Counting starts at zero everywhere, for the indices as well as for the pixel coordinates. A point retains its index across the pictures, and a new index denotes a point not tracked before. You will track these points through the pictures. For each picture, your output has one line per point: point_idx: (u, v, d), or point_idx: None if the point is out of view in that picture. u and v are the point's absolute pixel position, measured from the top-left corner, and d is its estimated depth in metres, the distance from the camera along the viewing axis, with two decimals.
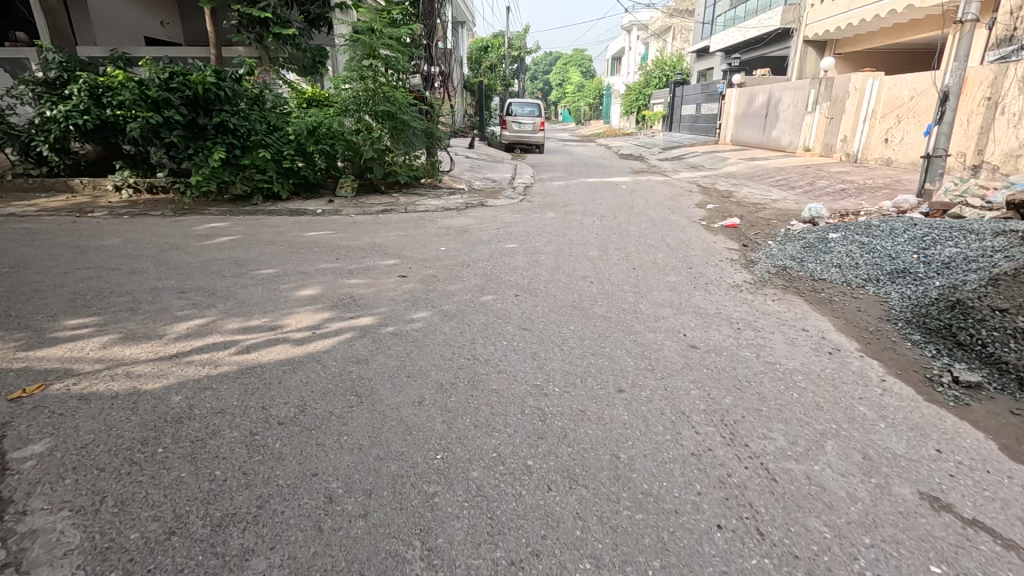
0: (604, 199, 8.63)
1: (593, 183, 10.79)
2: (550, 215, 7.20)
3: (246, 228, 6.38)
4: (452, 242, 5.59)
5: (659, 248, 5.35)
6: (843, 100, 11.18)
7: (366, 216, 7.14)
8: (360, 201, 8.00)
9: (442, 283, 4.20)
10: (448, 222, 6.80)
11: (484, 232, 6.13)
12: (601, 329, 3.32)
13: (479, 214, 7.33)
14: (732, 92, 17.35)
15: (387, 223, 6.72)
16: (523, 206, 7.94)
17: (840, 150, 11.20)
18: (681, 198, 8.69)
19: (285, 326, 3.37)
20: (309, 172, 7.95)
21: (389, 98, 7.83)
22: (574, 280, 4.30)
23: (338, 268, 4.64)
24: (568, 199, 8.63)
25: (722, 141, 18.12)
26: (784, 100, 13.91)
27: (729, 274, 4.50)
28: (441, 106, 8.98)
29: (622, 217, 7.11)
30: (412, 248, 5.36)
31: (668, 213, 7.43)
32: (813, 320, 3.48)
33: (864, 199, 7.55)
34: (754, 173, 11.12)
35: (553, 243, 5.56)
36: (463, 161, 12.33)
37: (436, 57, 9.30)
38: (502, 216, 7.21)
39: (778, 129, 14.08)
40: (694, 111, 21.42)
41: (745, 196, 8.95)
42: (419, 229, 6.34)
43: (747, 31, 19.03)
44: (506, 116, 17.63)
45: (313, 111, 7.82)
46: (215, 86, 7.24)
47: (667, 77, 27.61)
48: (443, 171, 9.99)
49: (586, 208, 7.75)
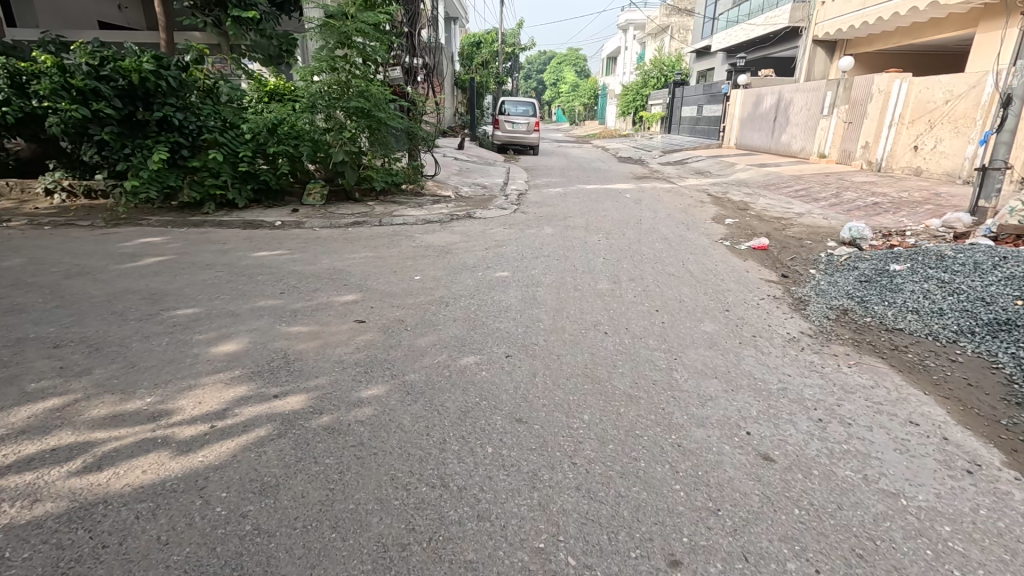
0: (608, 210, 7.68)
1: (593, 190, 9.81)
2: (549, 230, 6.25)
3: (185, 245, 5.33)
4: (430, 268, 4.59)
5: (683, 278, 4.40)
6: (864, 103, 10.30)
7: (334, 230, 6.12)
8: (329, 210, 6.97)
9: (411, 334, 3.20)
10: (429, 238, 5.80)
11: (470, 252, 5.15)
12: (628, 422, 2.33)
13: (467, 228, 6.33)
14: (737, 93, 16.46)
15: (358, 239, 5.71)
16: (517, 219, 6.96)
17: (860, 157, 10.32)
18: (694, 210, 7.74)
19: (174, 413, 2.34)
20: (270, 176, 6.90)
21: (364, 93, 6.81)
22: (584, 328, 3.33)
23: (280, 307, 3.62)
24: (568, 210, 7.66)
25: (726, 144, 17.23)
26: (796, 103, 13.02)
27: (779, 320, 3.54)
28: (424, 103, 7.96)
29: (631, 233, 6.16)
30: (380, 276, 4.36)
31: (683, 228, 6.49)
32: (918, 405, 2.52)
33: (904, 216, 6.63)
34: (768, 181, 10.21)
35: (554, 270, 4.60)
36: (451, 164, 11.30)
37: (420, 47, 8.28)
38: (494, 230, 6.24)
39: (789, 133, 13.20)
40: (696, 112, 20.53)
41: (765, 209, 8.02)
42: (393, 248, 5.33)
43: (752, 29, 18.15)
44: (499, 115, 16.59)
45: (275, 106, 6.76)
46: (156, 75, 6.15)
47: (666, 77, 26.77)
48: (428, 176, 8.96)
49: (589, 221, 6.80)
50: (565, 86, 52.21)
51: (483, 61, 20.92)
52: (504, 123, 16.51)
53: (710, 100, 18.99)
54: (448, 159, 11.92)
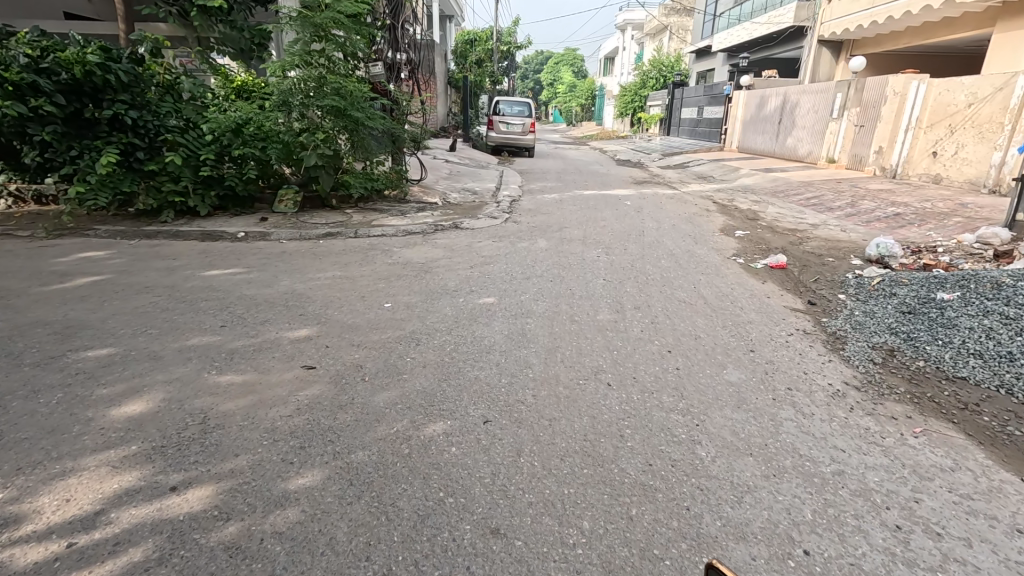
0: (608, 219, 7.09)
1: (592, 195, 9.22)
2: (543, 243, 5.65)
3: (130, 261, 4.70)
4: (405, 293, 3.97)
5: (696, 307, 3.81)
6: (877, 105, 9.75)
7: (303, 243, 5.50)
8: (302, 219, 6.34)
9: (368, 388, 2.58)
10: (408, 253, 5.20)
11: (452, 271, 4.54)
12: (642, 533, 1.73)
13: (451, 241, 5.72)
14: (740, 95, 15.91)
15: (329, 254, 5.10)
16: (508, 229, 6.37)
17: (873, 163, 9.79)
18: (700, 221, 7.15)
19: (24, 521, 1.72)
20: (236, 181, 6.26)
21: (341, 92, 6.21)
22: (581, 378, 2.72)
23: (216, 347, 3.00)
24: (564, 219, 7.07)
25: (727, 147, 16.68)
26: (803, 105, 12.48)
27: (816, 366, 2.95)
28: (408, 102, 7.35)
29: (634, 247, 5.58)
30: (344, 303, 3.74)
31: (691, 241, 5.92)
32: (1019, 500, 1.92)
33: (932, 229, 6.07)
34: (776, 187, 9.65)
35: (547, 294, 4.01)
36: (441, 167, 10.68)
37: (404, 41, 7.65)
38: (482, 243, 5.63)
39: (795, 137, 12.66)
40: (696, 114, 19.99)
41: (775, 218, 7.45)
42: (366, 265, 4.72)
43: (754, 29, 17.63)
44: (493, 115, 15.98)
45: (242, 105, 6.12)
46: (104, 69, 5.51)
47: (665, 78, 26.26)
48: (414, 181, 8.34)
49: (587, 233, 6.21)
50: (562, 86, 51.71)
51: (478, 59, 20.31)
52: (498, 124, 15.90)
53: (711, 102, 18.45)
54: (437, 162, 11.31)
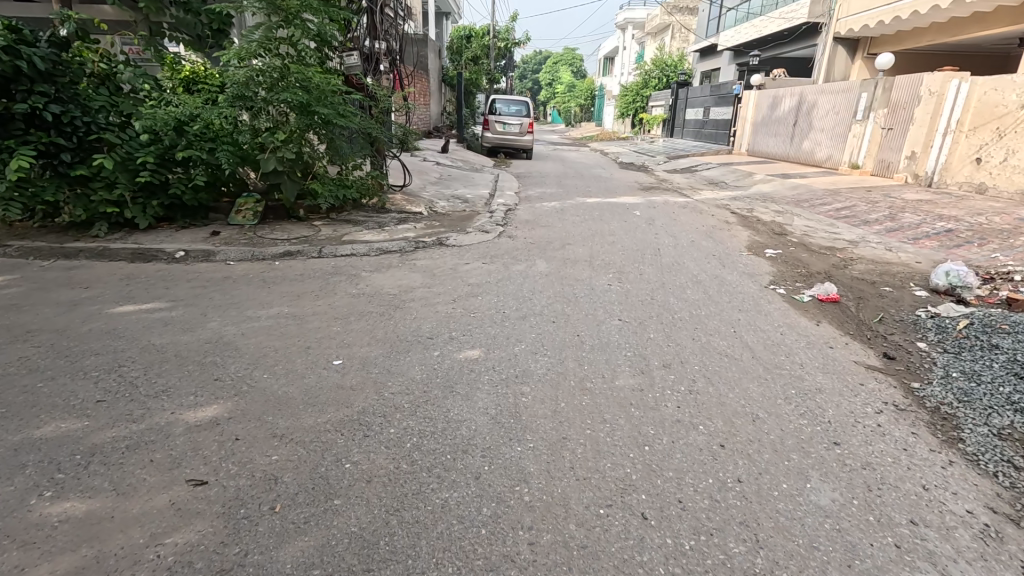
0: (617, 233, 6.21)
1: (596, 204, 8.34)
2: (543, 266, 4.76)
3: (29, 291, 3.77)
4: (362, 343, 3.05)
5: (744, 366, 2.91)
6: (908, 106, 8.90)
7: (256, 264, 4.58)
8: (261, 233, 5.42)
9: (276, 533, 1.66)
10: (379, 279, 4.29)
11: (429, 307, 3.63)
12: None
13: (433, 262, 4.81)
14: (750, 95, 15.03)
15: (282, 280, 4.18)
16: (502, 246, 5.47)
17: (904, 169, 8.94)
18: (721, 236, 6.28)
19: None
20: (183, 188, 5.34)
21: (307, 86, 5.36)
22: (601, 508, 1.82)
23: (73, 443, 2.08)
24: (567, 233, 6.17)
25: (735, 149, 15.81)
26: (822, 106, 11.62)
27: (936, 475, 2.05)
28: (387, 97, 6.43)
29: (651, 271, 4.71)
30: (279, 359, 2.83)
31: (716, 263, 5.05)
32: None
33: (996, 250, 5.21)
34: (798, 196, 8.78)
35: (549, 343, 3.11)
36: (429, 170, 9.76)
37: (385, 28, 6.72)
38: (470, 265, 4.73)
39: (813, 140, 11.81)
40: (701, 115, 19.13)
41: (806, 233, 6.57)
42: (324, 297, 3.81)
43: (764, 27, 16.81)
44: (489, 115, 15.07)
45: (188, 99, 5.20)
46: (15, 54, 4.55)
47: (667, 77, 25.42)
48: (396, 187, 7.43)
49: (593, 252, 5.33)
50: (561, 86, 50.84)
51: (474, 56, 19.33)
52: (494, 124, 14.99)
53: (718, 102, 17.57)
54: (426, 165, 10.39)
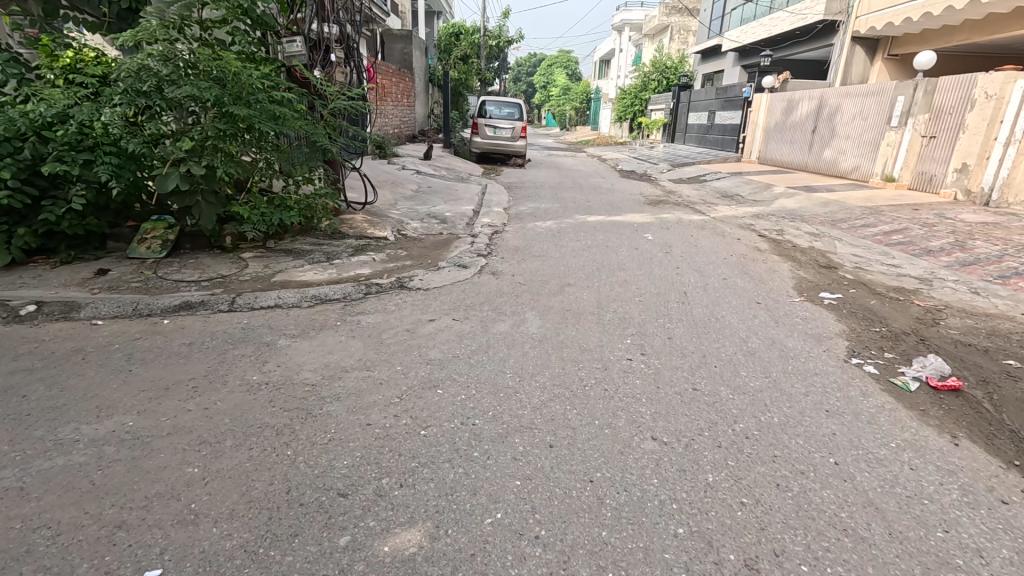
0: (631, 267, 5.00)
1: (598, 223, 7.09)
2: (535, 323, 3.51)
3: None
4: (216, 513, 1.76)
5: (882, 565, 1.65)
6: (958, 112, 7.74)
7: (134, 325, 3.28)
8: (164, 272, 4.11)
9: None
10: (299, 352, 3.01)
11: (357, 416, 2.36)
12: None
13: (386, 317, 3.54)
14: (761, 98, 13.83)
15: (157, 357, 2.88)
16: (482, 289, 4.21)
17: (953, 184, 7.78)
18: (759, 271, 5.06)
19: None
20: (59, 212, 3.97)
21: (222, 78, 4.06)
22: None
23: None
24: (566, 266, 4.93)
25: (744, 157, 14.64)
26: (847, 110, 10.45)
27: None
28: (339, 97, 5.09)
29: (683, 332, 3.47)
30: (46, 569, 1.53)
31: (763, 315, 3.84)
32: None
33: None
34: (832, 214, 7.59)
35: (545, 507, 1.84)
36: (405, 182, 8.47)
37: (339, 8, 5.34)
38: (436, 322, 3.47)
39: (837, 148, 10.65)
40: (705, 119, 17.99)
41: (858, 265, 5.38)
42: (202, 394, 2.52)
43: (773, 26, 15.71)
44: (478, 117, 13.82)
45: (63, 94, 3.87)
46: None
47: (667, 79, 24.29)
48: (358, 205, 6.14)
49: (601, 299, 4.09)
50: (556, 89, 49.77)
51: (464, 55, 17.99)
52: (484, 127, 13.74)
53: (724, 106, 16.41)
54: (403, 175, 9.10)
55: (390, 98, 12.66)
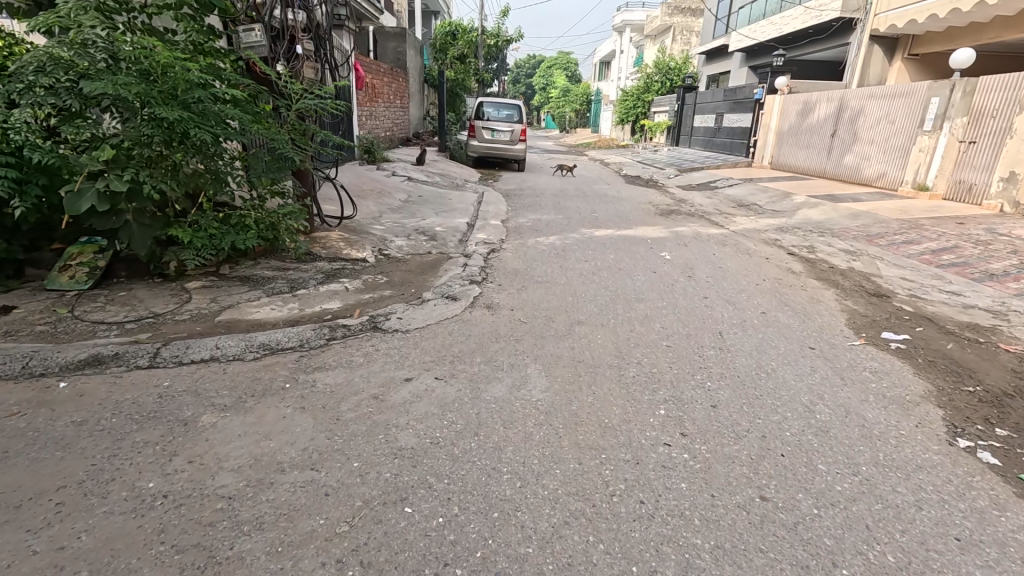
0: (651, 297, 4.25)
1: (607, 239, 6.34)
2: (540, 384, 2.74)
3: None
4: None
5: None
6: (1003, 115, 7.04)
7: (17, 392, 2.51)
8: (83, 309, 3.34)
9: None
10: (225, 436, 2.24)
11: (280, 565, 1.59)
12: None
13: (349, 377, 2.77)
14: (774, 100, 13.10)
15: (26, 447, 2.11)
16: (473, 330, 3.44)
17: (998, 194, 7.09)
18: (801, 301, 4.31)
19: None
20: None
21: (152, 72, 3.30)
22: None
23: None
24: (574, 296, 4.18)
25: (755, 161, 13.90)
26: (871, 113, 9.74)
27: None
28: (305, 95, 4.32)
29: (730, 397, 2.71)
30: None
31: (823, 368, 3.08)
32: None
33: None
34: (865, 228, 6.85)
35: None
36: (393, 191, 7.72)
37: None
38: (413, 384, 2.71)
39: (861, 153, 9.93)
40: (712, 122, 17.27)
41: (913, 292, 4.65)
42: (63, 520, 1.74)
43: (784, 24, 15.01)
44: (475, 119, 13.06)
45: None
46: None
47: (671, 81, 23.56)
48: (334, 219, 5.37)
49: (620, 344, 3.33)
50: (555, 90, 49.07)
51: (461, 55, 17.20)
52: (481, 130, 12.98)
53: (733, 108, 15.68)
54: (391, 183, 8.33)
55: (381, 100, 11.90)
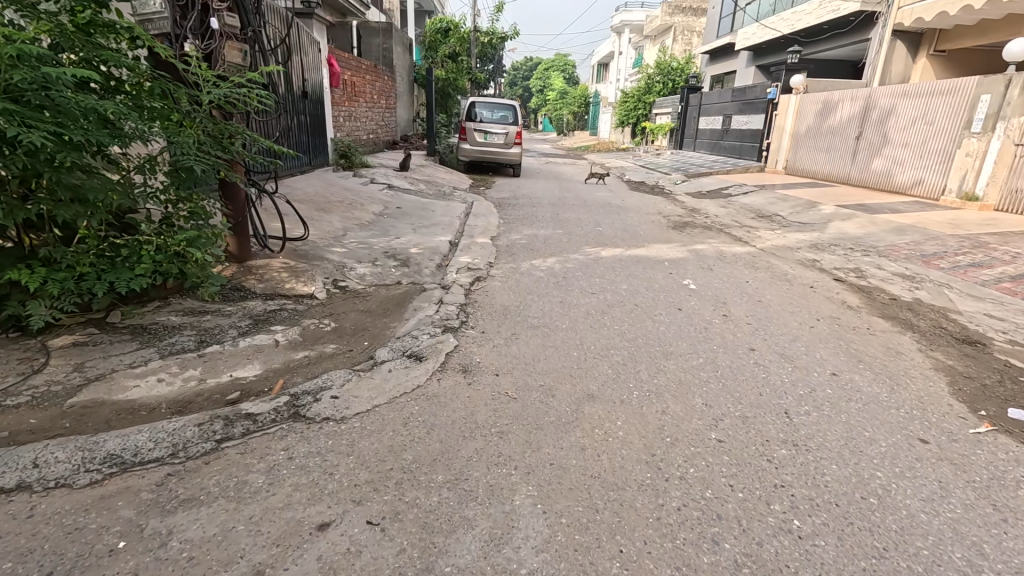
0: (681, 350, 3.23)
1: (616, 261, 5.32)
2: (534, 536, 1.72)
3: None
4: None
5: None
6: None
7: None
8: None
9: None
10: None
11: None
12: None
13: (228, 525, 1.73)
14: (789, 100, 12.12)
15: None
16: (439, 415, 2.40)
17: None
18: (875, 353, 3.30)
19: None
20: None
21: None
22: None
23: None
24: (580, 350, 3.16)
25: (767, 166, 12.91)
26: (903, 113, 8.81)
27: None
28: (227, 85, 3.25)
29: (838, 557, 1.69)
30: None
31: (956, 486, 2.06)
32: None
33: None
34: (916, 245, 5.87)
35: None
36: (366, 202, 6.69)
37: None
38: (328, 541, 1.67)
39: (892, 158, 8.98)
40: (719, 124, 16.31)
41: (1010, 337, 3.65)
42: None
43: (797, 20, 14.11)
44: (466, 120, 12.05)
45: None
46: None
47: (673, 81, 22.63)
48: (278, 242, 4.32)
49: (650, 437, 2.32)
50: (552, 92, 48.19)
51: (453, 53, 16.18)
52: (473, 133, 11.98)
53: (742, 109, 14.72)
54: (366, 192, 7.29)
55: (363, 99, 10.87)
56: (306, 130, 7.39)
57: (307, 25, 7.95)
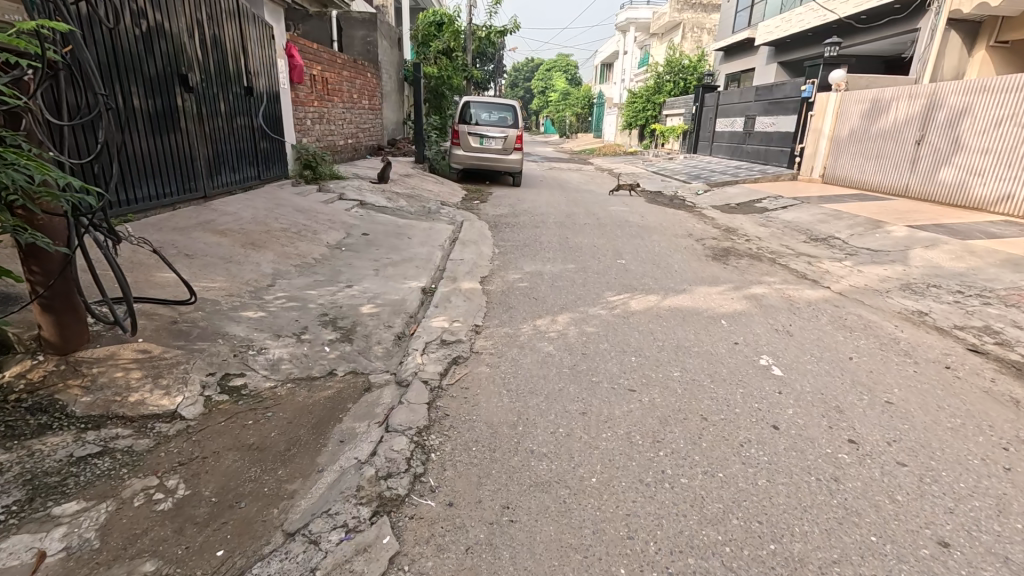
0: (815, 552, 1.74)
1: (652, 316, 3.82)
2: None
3: None
4: None
5: None
6: None
7: None
8: None
9: None
10: None
11: None
12: None
13: None
14: (826, 98, 10.60)
15: None
16: None
17: None
18: None
19: None
20: None
21: None
22: None
23: None
24: (629, 564, 1.67)
25: (801, 173, 11.37)
26: (982, 112, 7.35)
27: None
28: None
29: None
30: None
31: None
32: None
33: None
34: None
35: None
36: (322, 228, 5.21)
37: None
38: None
39: (968, 166, 7.53)
40: (740, 126, 14.80)
41: None
42: None
43: (832, 11, 12.63)
44: (459, 123, 10.57)
45: None
46: None
47: (684, 80, 21.09)
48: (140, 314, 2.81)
49: None
50: (554, 93, 46.70)
51: (447, 48, 14.67)
52: (467, 137, 10.50)
53: (767, 109, 13.22)
54: (327, 213, 5.81)
55: (339, 98, 9.40)
56: (246, 135, 5.91)
57: (257, 6, 6.48)
